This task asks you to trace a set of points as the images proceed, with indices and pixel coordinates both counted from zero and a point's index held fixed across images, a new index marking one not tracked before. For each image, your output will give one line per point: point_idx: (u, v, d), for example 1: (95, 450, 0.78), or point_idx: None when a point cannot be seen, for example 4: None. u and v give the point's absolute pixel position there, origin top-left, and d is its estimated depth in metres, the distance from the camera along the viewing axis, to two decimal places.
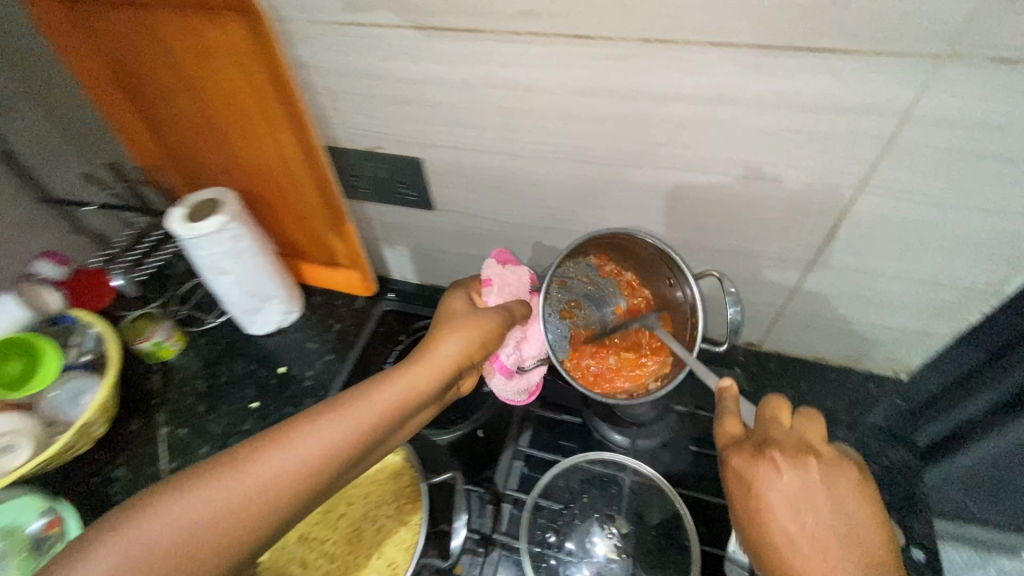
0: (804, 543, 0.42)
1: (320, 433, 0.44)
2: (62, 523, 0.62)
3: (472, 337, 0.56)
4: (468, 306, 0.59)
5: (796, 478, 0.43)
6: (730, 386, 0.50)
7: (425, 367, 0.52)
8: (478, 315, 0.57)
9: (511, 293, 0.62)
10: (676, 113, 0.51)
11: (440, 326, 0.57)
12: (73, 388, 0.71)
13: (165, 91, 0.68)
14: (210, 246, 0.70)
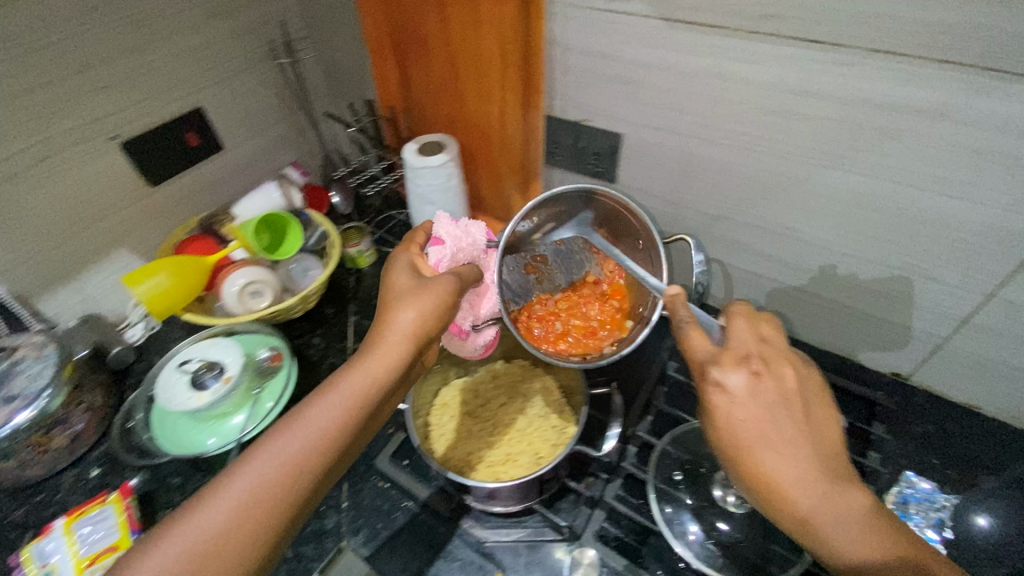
0: (786, 442, 0.48)
1: (328, 409, 0.53)
2: (282, 358, 0.78)
3: (439, 296, 0.62)
4: (407, 272, 0.66)
5: (768, 380, 0.50)
6: (681, 293, 0.56)
7: (419, 316, 0.60)
8: (429, 282, 0.63)
9: (460, 248, 0.74)
10: (884, 121, 0.57)
11: (395, 290, 0.63)
12: (302, 265, 0.90)
13: (427, 50, 0.85)
14: (428, 177, 0.86)
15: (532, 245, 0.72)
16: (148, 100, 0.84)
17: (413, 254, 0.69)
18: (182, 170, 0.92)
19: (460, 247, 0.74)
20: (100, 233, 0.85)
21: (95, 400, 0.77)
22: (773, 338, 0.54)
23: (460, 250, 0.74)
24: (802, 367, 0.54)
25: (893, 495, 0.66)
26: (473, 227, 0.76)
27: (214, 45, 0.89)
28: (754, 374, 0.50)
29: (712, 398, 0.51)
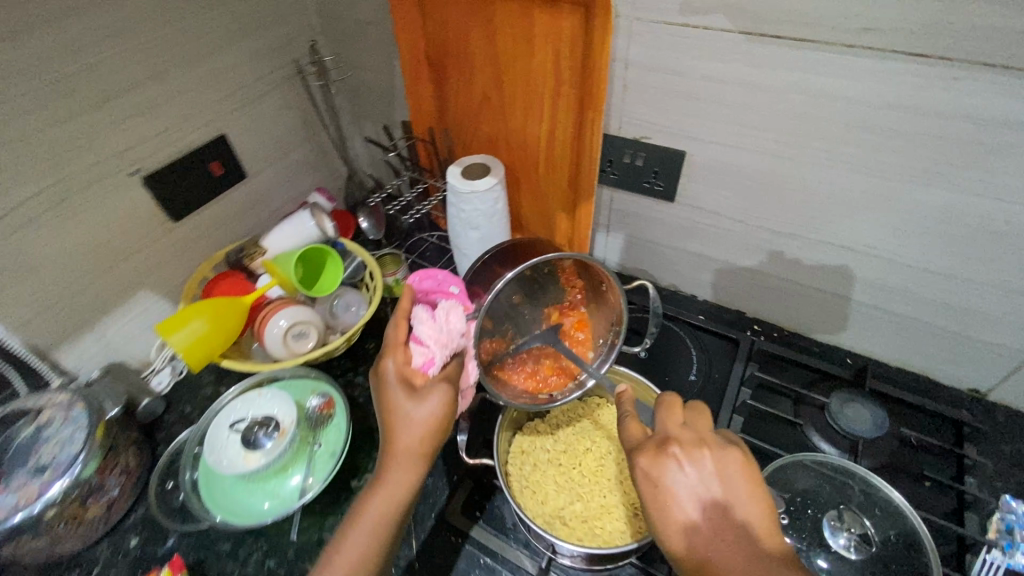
0: (706, 527, 0.46)
1: (349, 556, 0.50)
2: (334, 404, 0.73)
3: (441, 410, 0.55)
4: (396, 386, 0.56)
5: (686, 470, 0.48)
6: (626, 391, 0.58)
7: (423, 434, 0.54)
8: (424, 396, 0.55)
9: (447, 338, 0.60)
10: (991, 138, 0.54)
11: (392, 411, 0.55)
12: (344, 301, 0.84)
13: (469, 69, 0.80)
14: (477, 203, 0.81)
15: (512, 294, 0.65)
16: (170, 130, 0.77)
17: (397, 355, 0.58)
18: (206, 202, 0.86)
19: (449, 340, 0.59)
20: (121, 276, 0.78)
21: (130, 462, 0.71)
22: (698, 424, 0.53)
23: (448, 342, 0.59)
24: (725, 441, 0.51)
25: (995, 522, 0.61)
26: (451, 311, 0.61)
27: (236, 68, 0.82)
28: (673, 457, 0.49)
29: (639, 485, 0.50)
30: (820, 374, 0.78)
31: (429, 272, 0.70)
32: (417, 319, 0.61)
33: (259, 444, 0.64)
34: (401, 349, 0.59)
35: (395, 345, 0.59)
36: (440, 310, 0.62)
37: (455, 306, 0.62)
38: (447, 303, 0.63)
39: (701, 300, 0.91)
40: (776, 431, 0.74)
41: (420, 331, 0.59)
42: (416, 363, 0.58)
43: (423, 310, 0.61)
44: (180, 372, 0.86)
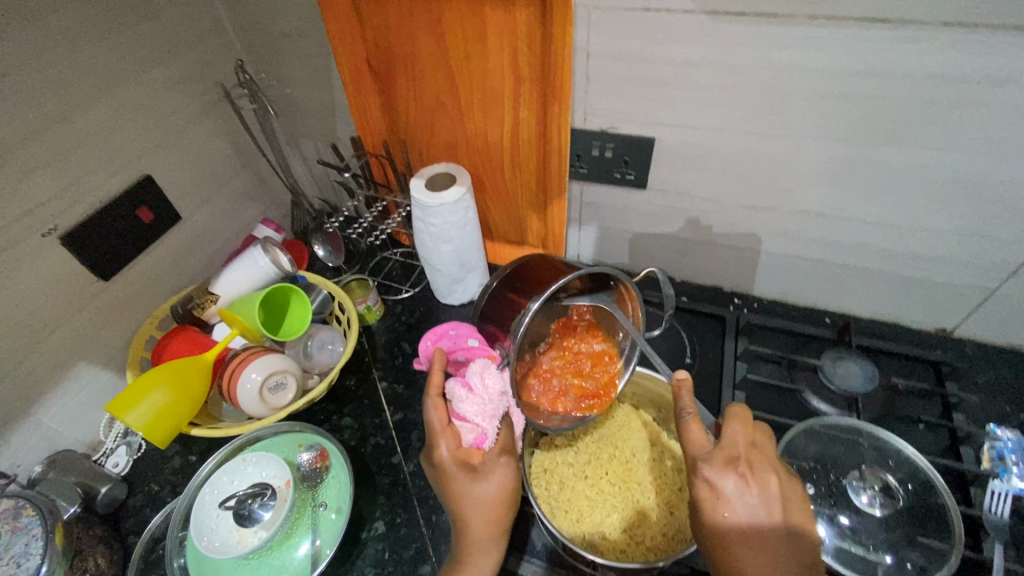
0: (764, 537, 0.48)
1: None
2: (329, 456, 0.67)
3: (505, 487, 0.59)
4: (458, 474, 0.59)
5: (755, 490, 0.50)
6: (685, 379, 0.56)
7: (494, 513, 0.58)
8: (489, 478, 0.59)
9: (492, 408, 0.61)
10: (949, 94, 0.56)
11: (459, 498, 0.58)
12: (318, 340, 0.78)
13: (418, 75, 0.75)
14: (447, 214, 0.76)
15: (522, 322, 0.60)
16: (84, 178, 0.67)
17: (448, 439, 0.60)
18: (138, 254, 0.76)
19: (493, 409, 0.61)
20: (50, 353, 0.67)
21: (99, 563, 0.62)
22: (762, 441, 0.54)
23: (493, 411, 0.61)
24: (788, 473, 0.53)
25: (988, 452, 0.66)
26: (484, 377, 0.61)
27: (152, 99, 0.73)
28: (739, 476, 0.50)
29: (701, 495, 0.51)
30: (805, 337, 0.81)
31: (440, 331, 0.79)
32: (459, 400, 0.62)
33: (257, 517, 0.58)
34: (448, 430, 0.61)
35: (442, 428, 0.61)
36: (474, 381, 0.62)
37: (487, 368, 0.62)
38: (476, 368, 0.62)
39: (679, 281, 0.92)
40: (776, 398, 0.75)
41: (462, 409, 0.61)
42: (470, 439, 0.61)
43: (459, 386, 0.63)
44: (138, 450, 0.77)
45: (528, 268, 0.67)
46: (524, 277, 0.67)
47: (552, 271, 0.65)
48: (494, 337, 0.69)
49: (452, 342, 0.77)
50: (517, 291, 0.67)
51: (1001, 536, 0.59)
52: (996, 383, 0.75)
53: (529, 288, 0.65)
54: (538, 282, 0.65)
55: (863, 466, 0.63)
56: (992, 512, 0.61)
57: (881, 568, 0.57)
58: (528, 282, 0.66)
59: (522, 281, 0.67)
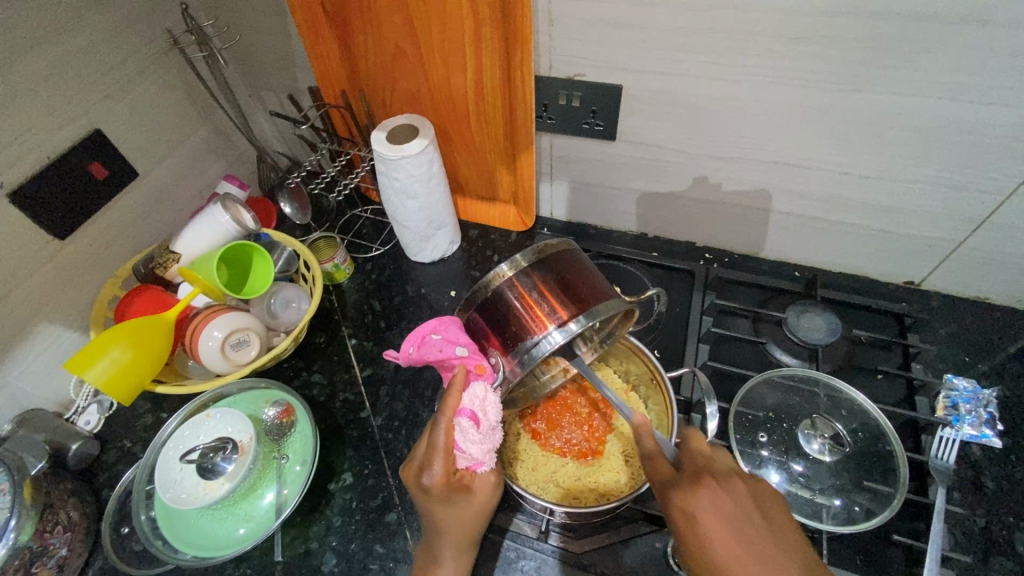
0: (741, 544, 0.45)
1: None
2: (294, 411, 0.68)
3: (491, 504, 0.59)
4: (452, 497, 0.56)
5: (725, 496, 0.47)
6: (643, 422, 0.53)
7: (476, 526, 0.58)
8: (479, 497, 0.58)
9: (492, 441, 0.59)
10: (921, 35, 0.54)
11: (449, 516, 0.57)
12: (282, 298, 0.78)
13: (375, 18, 0.71)
14: (410, 169, 0.74)
15: (536, 340, 0.57)
16: (27, 133, 0.64)
17: (442, 462, 0.56)
18: (95, 212, 0.74)
19: (495, 441, 0.59)
20: (8, 314, 0.66)
21: (71, 516, 0.63)
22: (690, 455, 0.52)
23: (493, 442, 0.59)
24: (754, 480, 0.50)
25: (943, 400, 0.67)
26: (488, 409, 0.57)
27: (95, 48, 0.69)
28: (708, 490, 0.48)
29: (680, 523, 0.48)
30: (773, 291, 0.81)
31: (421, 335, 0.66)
32: (464, 433, 0.57)
33: (220, 469, 0.59)
34: (447, 456, 0.57)
35: (443, 454, 0.56)
36: (478, 414, 0.58)
37: (490, 397, 0.58)
38: (478, 399, 0.58)
39: (650, 237, 0.91)
40: (741, 351, 0.76)
41: (467, 440, 0.57)
42: (463, 465, 0.58)
43: (466, 417, 0.57)
44: (109, 407, 0.78)
45: (551, 272, 0.60)
46: (544, 283, 0.59)
47: (575, 286, 0.59)
48: (483, 333, 0.61)
49: (437, 351, 0.64)
50: (535, 292, 0.58)
51: (945, 480, 0.61)
52: (958, 334, 0.76)
53: (553, 301, 0.58)
54: (564, 299, 0.58)
55: (816, 415, 0.64)
56: (939, 459, 0.62)
57: (828, 511, 0.59)
58: (554, 293, 0.58)
59: (542, 283, 0.59)
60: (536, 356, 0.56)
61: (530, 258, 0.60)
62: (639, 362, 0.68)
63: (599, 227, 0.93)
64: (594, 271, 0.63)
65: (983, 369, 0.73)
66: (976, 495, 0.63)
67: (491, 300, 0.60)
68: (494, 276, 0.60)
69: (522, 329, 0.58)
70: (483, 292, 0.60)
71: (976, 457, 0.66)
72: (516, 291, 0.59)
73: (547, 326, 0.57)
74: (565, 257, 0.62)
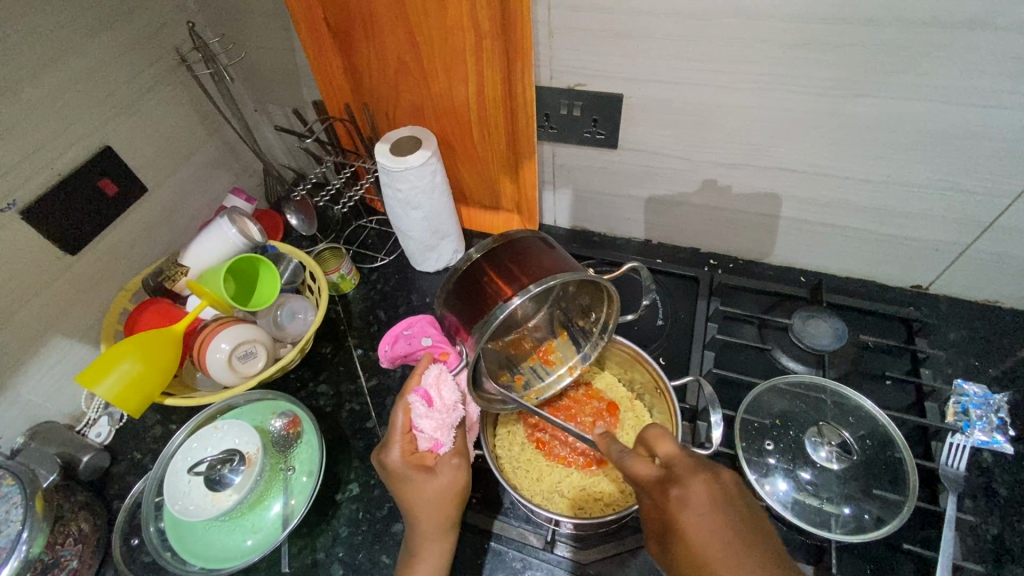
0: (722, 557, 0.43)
1: None
2: (301, 422, 0.68)
3: (456, 485, 0.59)
4: (410, 475, 0.58)
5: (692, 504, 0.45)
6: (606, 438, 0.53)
7: (442, 509, 0.58)
8: (442, 478, 0.58)
9: (449, 417, 0.61)
10: (923, 40, 0.54)
11: (409, 494, 0.58)
12: (289, 309, 0.79)
13: (378, 32, 0.72)
14: (414, 179, 0.74)
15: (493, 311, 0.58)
16: (39, 151, 0.65)
17: (402, 443, 0.60)
18: (105, 227, 0.75)
19: (451, 419, 0.61)
20: (22, 329, 0.68)
21: (83, 528, 0.64)
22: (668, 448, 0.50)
23: (451, 421, 0.62)
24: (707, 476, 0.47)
25: (953, 406, 0.67)
26: (441, 387, 0.62)
27: (104, 66, 0.70)
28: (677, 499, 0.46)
29: (672, 515, 0.46)
30: (778, 297, 0.80)
31: (395, 335, 0.78)
32: (417, 411, 0.61)
33: (228, 481, 0.60)
34: (406, 437, 0.60)
35: (401, 433, 0.60)
36: (431, 394, 0.62)
37: (443, 377, 0.63)
38: (432, 378, 0.63)
39: (654, 244, 0.91)
40: (747, 358, 0.76)
41: (420, 418, 0.60)
42: (424, 447, 0.60)
43: (419, 397, 0.62)
44: (119, 420, 0.79)
45: (511, 256, 0.63)
46: (505, 264, 0.62)
47: (536, 263, 0.61)
48: (454, 329, 0.65)
49: (409, 343, 0.76)
50: (495, 271, 0.62)
51: (956, 487, 0.60)
52: (968, 338, 0.76)
53: (512, 278, 0.60)
54: (520, 274, 0.60)
55: (823, 422, 0.64)
56: (950, 467, 0.61)
57: (836, 520, 0.58)
58: (513, 271, 0.61)
59: (502, 263, 0.62)
60: (491, 324, 0.56)
61: (490, 246, 0.64)
62: (643, 370, 0.68)
63: (603, 234, 0.94)
64: (559, 251, 0.64)
65: (993, 374, 0.73)
66: (988, 501, 0.62)
67: (457, 289, 0.64)
68: (459, 267, 0.65)
69: (484, 308, 0.60)
70: (450, 283, 0.64)
71: (987, 463, 0.65)
72: (479, 276, 0.62)
73: (504, 297, 0.58)
74: (529, 243, 0.65)
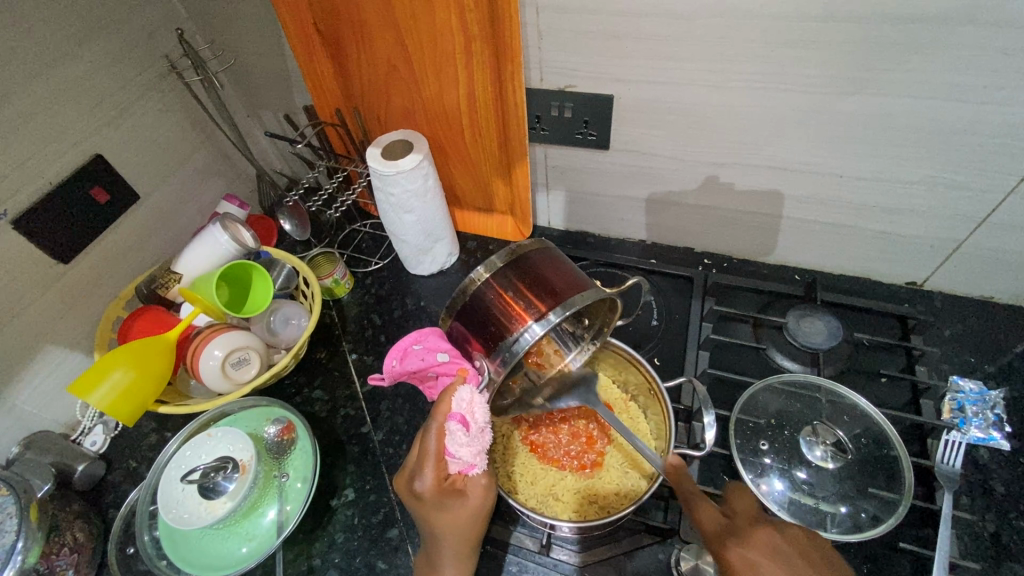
0: None
1: None
2: (295, 428, 0.68)
3: (487, 504, 0.59)
4: (442, 501, 0.57)
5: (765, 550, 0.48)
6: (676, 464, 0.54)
7: (470, 528, 0.57)
8: (473, 499, 0.58)
9: (483, 443, 0.60)
10: (910, 37, 0.54)
11: (439, 519, 0.57)
12: (282, 315, 0.79)
13: (367, 36, 0.72)
14: (405, 183, 0.74)
15: (516, 336, 0.57)
16: (29, 160, 0.65)
17: (433, 469, 0.58)
18: (97, 235, 0.75)
19: (485, 442, 0.60)
20: (15, 339, 0.68)
21: (78, 537, 0.64)
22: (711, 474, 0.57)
23: (485, 444, 0.60)
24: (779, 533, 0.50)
25: (949, 403, 0.66)
26: (476, 410, 0.59)
27: (93, 75, 0.70)
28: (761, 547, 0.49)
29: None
30: (773, 295, 0.80)
31: (404, 351, 0.72)
32: (454, 439, 0.58)
33: (221, 488, 0.60)
34: (438, 462, 0.59)
35: (435, 461, 0.58)
36: (467, 418, 0.59)
37: (476, 399, 0.60)
38: (465, 402, 0.59)
39: (648, 244, 0.91)
40: (741, 357, 0.75)
41: (455, 445, 0.58)
42: (456, 471, 0.59)
43: (456, 423, 0.59)
44: (114, 428, 0.79)
45: (524, 271, 0.61)
46: (518, 280, 0.60)
47: (551, 282, 0.60)
48: (463, 339, 0.64)
49: (420, 359, 0.70)
50: (507, 287, 0.60)
51: (952, 485, 0.60)
52: (963, 334, 0.75)
53: (529, 298, 0.59)
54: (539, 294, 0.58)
55: (817, 422, 0.64)
56: (945, 464, 0.61)
57: (833, 518, 0.58)
58: (528, 289, 0.60)
59: (513, 279, 0.60)
60: (518, 350, 0.56)
61: (503, 260, 0.62)
62: (635, 372, 0.68)
63: (597, 235, 0.93)
64: (570, 266, 0.63)
65: (988, 370, 0.72)
66: (984, 498, 0.62)
67: (468, 306, 0.62)
68: (469, 281, 0.62)
69: (503, 329, 0.59)
70: (461, 298, 0.62)
71: (983, 459, 0.65)
72: (491, 292, 0.60)
73: (524, 321, 0.57)
74: (534, 253, 0.63)
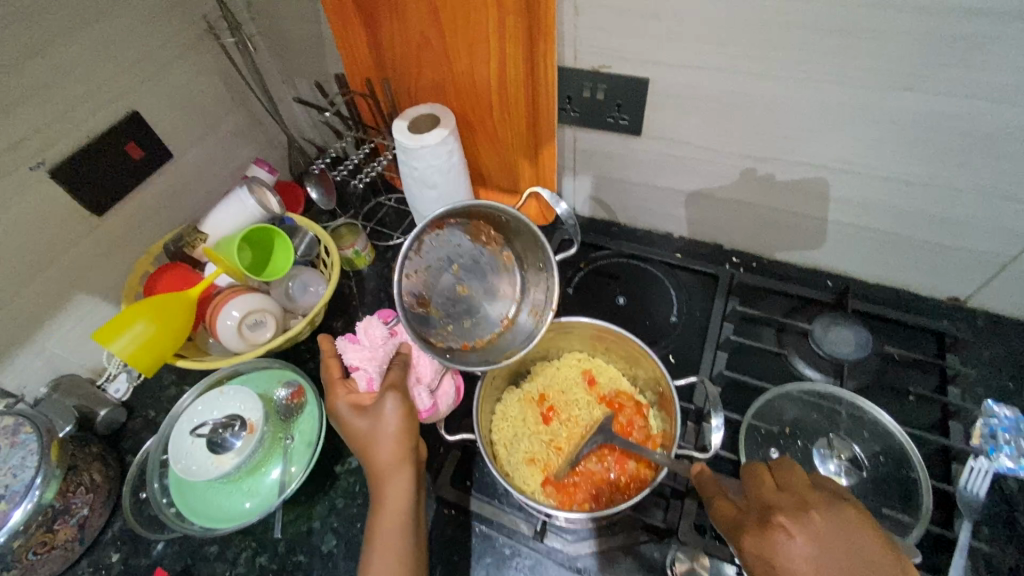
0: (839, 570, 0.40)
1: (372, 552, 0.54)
2: (305, 393, 0.70)
3: (397, 417, 0.57)
4: (355, 418, 0.58)
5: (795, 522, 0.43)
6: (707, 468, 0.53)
7: (389, 443, 0.56)
8: (382, 412, 0.57)
9: (373, 351, 0.66)
10: (977, 31, 0.50)
11: (358, 436, 0.58)
12: (300, 282, 0.80)
13: (400, 5, 0.70)
14: (429, 157, 0.73)
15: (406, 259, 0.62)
16: (71, 110, 0.67)
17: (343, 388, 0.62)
18: (132, 189, 0.77)
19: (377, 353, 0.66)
20: (50, 283, 0.71)
21: (95, 478, 0.67)
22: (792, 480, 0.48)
23: (377, 354, 0.66)
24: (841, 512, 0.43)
25: (980, 427, 0.62)
26: (367, 328, 0.68)
27: (133, 31, 0.71)
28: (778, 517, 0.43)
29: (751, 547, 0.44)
30: (801, 300, 0.77)
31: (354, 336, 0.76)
32: (345, 352, 0.67)
33: (229, 444, 0.61)
34: (342, 379, 0.65)
35: (338, 377, 0.65)
36: (358, 335, 0.68)
37: (370, 321, 0.69)
38: (361, 324, 0.69)
39: (674, 237, 0.88)
40: (761, 362, 0.73)
41: (350, 357, 0.66)
42: (360, 384, 0.64)
43: (347, 340, 0.68)
44: (137, 377, 0.82)
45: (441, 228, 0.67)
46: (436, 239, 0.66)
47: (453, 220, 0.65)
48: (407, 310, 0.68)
49: None
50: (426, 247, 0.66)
51: (972, 513, 0.57)
52: (1005, 358, 0.71)
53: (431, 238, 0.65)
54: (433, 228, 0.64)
55: (834, 434, 0.61)
56: (969, 491, 0.58)
57: None
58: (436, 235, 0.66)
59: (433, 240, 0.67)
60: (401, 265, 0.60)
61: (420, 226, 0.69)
62: (648, 367, 0.66)
63: (624, 224, 0.91)
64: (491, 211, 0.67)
65: None
66: (1007, 531, 0.59)
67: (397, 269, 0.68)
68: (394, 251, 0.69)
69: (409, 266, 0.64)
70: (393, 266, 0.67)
71: (1011, 491, 0.61)
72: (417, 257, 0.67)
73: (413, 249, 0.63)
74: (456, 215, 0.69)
